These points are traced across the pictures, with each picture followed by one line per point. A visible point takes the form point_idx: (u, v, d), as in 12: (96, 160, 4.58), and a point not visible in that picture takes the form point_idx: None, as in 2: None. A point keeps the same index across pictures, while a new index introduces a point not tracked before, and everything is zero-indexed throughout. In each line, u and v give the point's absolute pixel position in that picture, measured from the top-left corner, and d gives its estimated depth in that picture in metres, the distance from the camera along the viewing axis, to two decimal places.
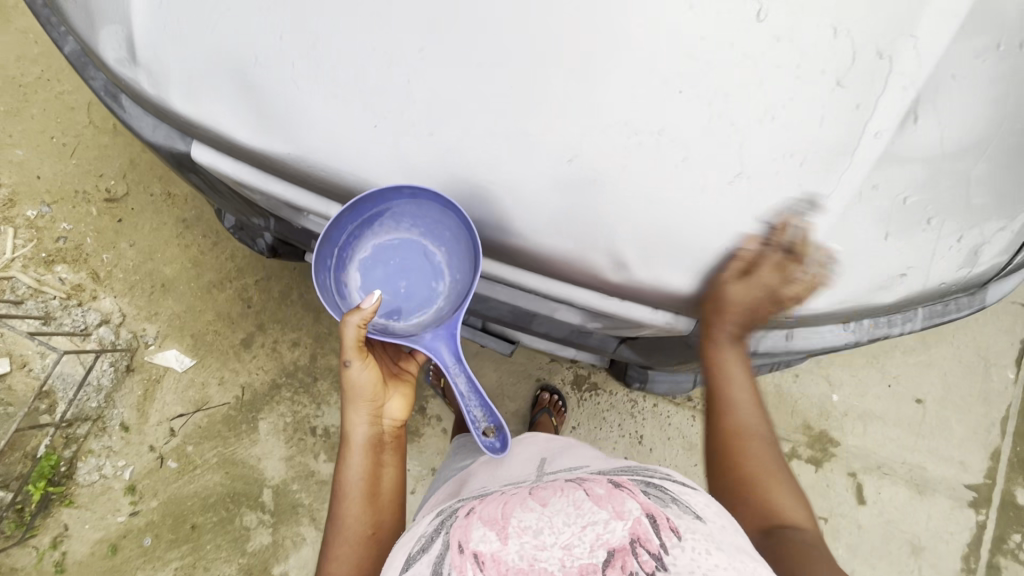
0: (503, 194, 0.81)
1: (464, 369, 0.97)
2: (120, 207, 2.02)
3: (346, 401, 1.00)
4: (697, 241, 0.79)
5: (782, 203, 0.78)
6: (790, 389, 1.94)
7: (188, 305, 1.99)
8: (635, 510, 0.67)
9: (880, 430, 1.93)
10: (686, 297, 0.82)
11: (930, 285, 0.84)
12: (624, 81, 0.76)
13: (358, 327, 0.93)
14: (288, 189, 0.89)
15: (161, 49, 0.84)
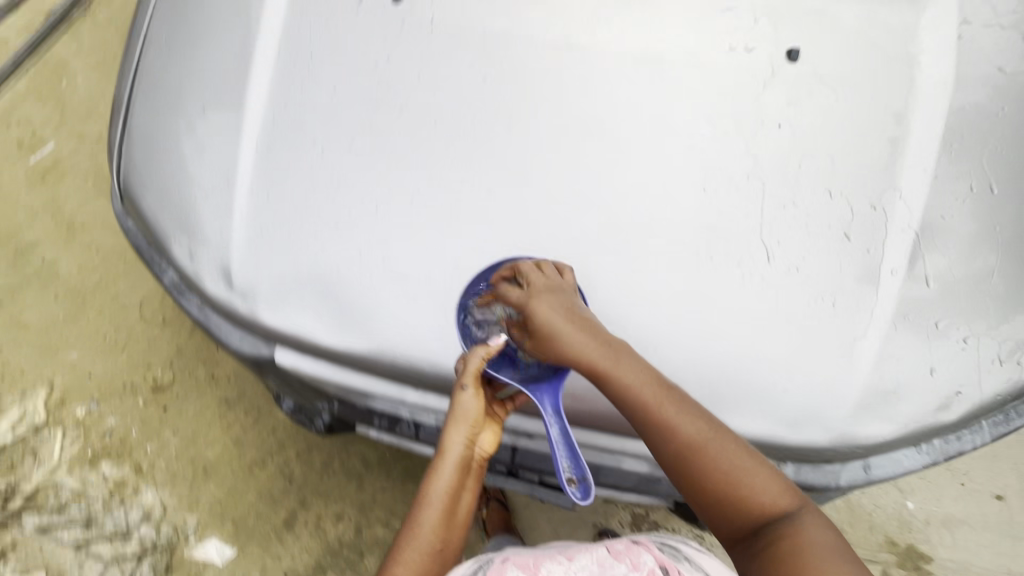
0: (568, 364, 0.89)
1: (562, 421, 0.89)
2: (166, 394, 2.08)
3: (450, 420, 0.93)
4: (755, 385, 0.86)
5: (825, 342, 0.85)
6: (862, 501, 1.83)
7: (230, 487, 1.96)
8: (649, 562, 0.92)
9: (969, 537, 1.80)
10: (756, 437, 0.86)
11: (987, 398, 0.88)
12: (660, 256, 0.88)
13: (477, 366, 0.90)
14: (368, 379, 0.96)
15: (255, 274, 0.96)
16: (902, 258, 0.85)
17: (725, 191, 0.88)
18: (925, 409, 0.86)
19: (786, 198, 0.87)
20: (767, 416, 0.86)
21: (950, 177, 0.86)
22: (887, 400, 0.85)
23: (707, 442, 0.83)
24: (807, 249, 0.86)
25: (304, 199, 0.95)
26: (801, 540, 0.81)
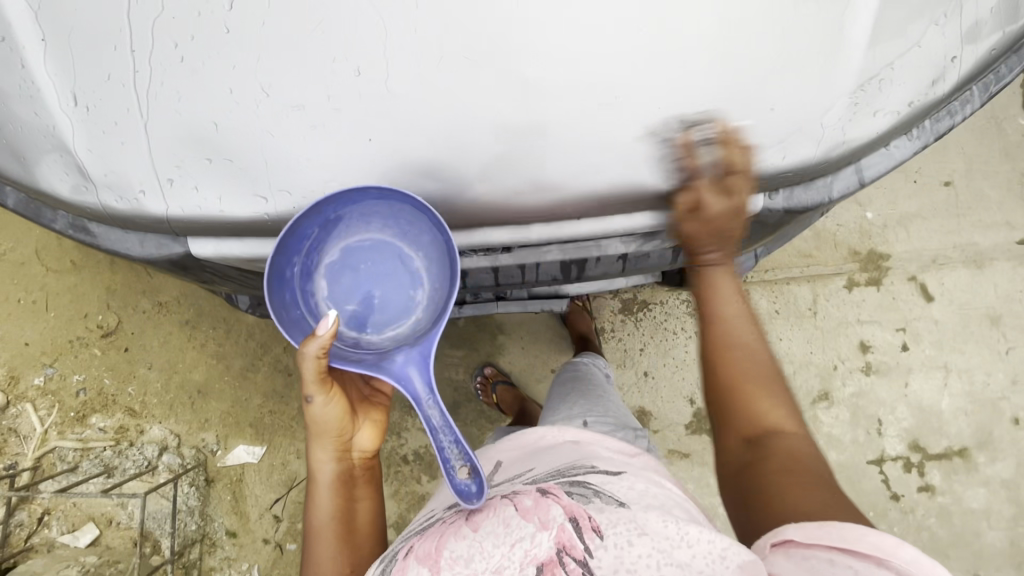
0: (535, 153, 0.75)
1: (436, 401, 0.95)
2: (120, 336, 1.94)
3: (311, 437, 1.02)
4: (752, 130, 0.76)
5: (808, 44, 0.73)
6: (826, 225, 2.02)
7: (233, 399, 1.96)
8: (560, 517, 0.76)
9: (923, 227, 2.02)
10: (750, 175, 0.79)
11: (982, 54, 0.80)
12: None
13: (319, 351, 0.95)
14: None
15: (111, 156, 0.75)
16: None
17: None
18: (929, 78, 0.78)
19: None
20: (745, 162, 0.78)
21: None
22: (879, 86, 0.76)
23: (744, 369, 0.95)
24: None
25: (127, 38, 0.70)
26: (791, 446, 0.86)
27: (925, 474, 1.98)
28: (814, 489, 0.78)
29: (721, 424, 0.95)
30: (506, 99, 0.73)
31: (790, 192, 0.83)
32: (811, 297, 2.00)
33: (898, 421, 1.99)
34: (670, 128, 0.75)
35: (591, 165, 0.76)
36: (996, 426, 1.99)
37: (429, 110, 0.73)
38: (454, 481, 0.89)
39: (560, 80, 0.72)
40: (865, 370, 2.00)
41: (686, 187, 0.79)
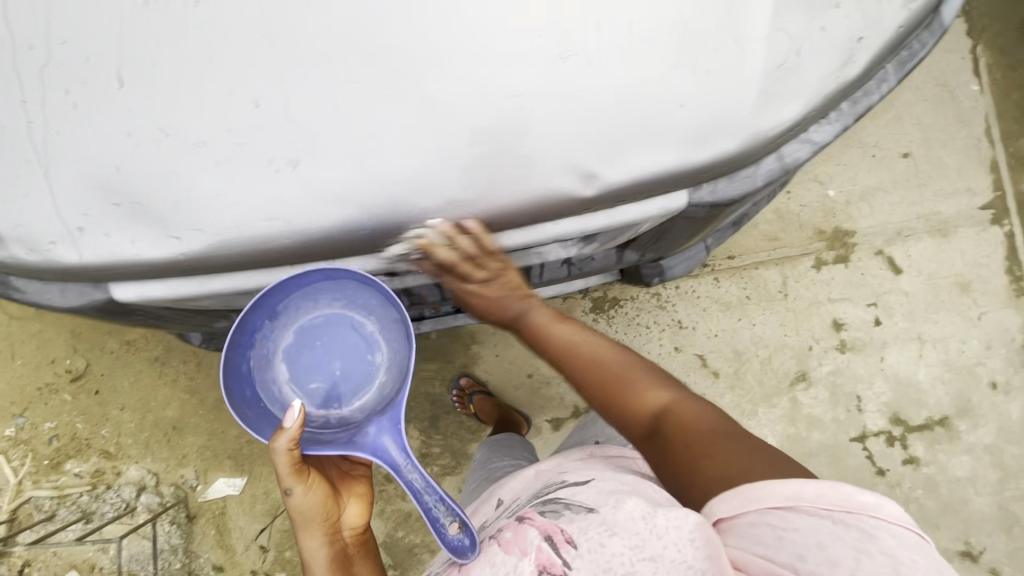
0: (446, 172, 0.74)
1: (415, 463, 0.99)
2: (89, 379, 1.92)
3: (296, 530, 1.02)
4: (663, 129, 0.75)
5: (712, 36, 0.72)
6: (789, 206, 2.02)
7: (209, 432, 1.93)
8: (535, 540, 0.79)
9: (885, 201, 2.02)
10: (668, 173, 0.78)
11: (890, 33, 0.79)
12: None
13: (289, 444, 0.97)
14: (237, 279, 0.82)
15: (17, 209, 0.74)
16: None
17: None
18: (839, 61, 0.77)
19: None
20: (662, 160, 0.77)
21: None
22: (785, 75, 0.75)
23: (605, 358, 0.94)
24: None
25: (17, 89, 0.70)
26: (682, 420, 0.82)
27: (908, 447, 1.99)
28: (727, 459, 0.74)
29: (622, 412, 0.88)
30: (412, 121, 0.71)
31: (715, 186, 0.82)
32: (781, 280, 2.00)
33: (877, 396, 1.99)
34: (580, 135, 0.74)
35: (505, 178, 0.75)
36: (974, 393, 2.00)
37: (335, 136, 0.71)
38: (445, 540, 0.91)
39: (463, 97, 0.71)
40: (840, 348, 2.00)
41: (605, 191, 0.78)
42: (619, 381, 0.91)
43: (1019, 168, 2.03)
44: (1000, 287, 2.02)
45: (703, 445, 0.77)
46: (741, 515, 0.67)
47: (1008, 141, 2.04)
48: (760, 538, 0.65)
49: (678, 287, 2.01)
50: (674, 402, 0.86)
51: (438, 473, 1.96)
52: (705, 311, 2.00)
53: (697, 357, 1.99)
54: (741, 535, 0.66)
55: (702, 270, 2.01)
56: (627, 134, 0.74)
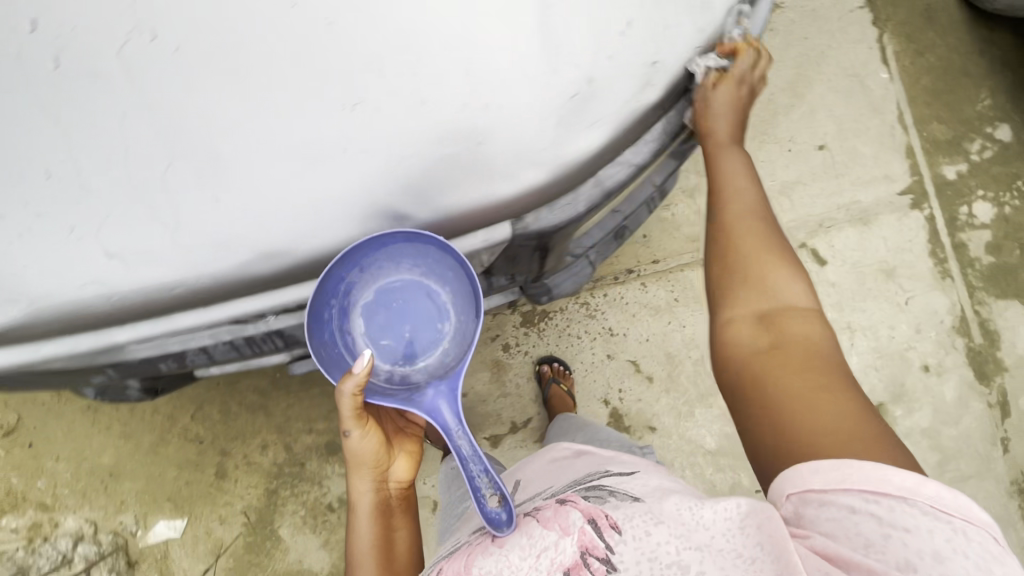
0: (255, 228, 0.75)
1: (465, 431, 0.98)
2: (22, 432, 1.91)
3: (349, 469, 1.05)
4: (467, 168, 0.76)
5: (499, 73, 0.72)
6: None
7: (147, 476, 1.93)
8: (578, 521, 0.80)
9: (805, 194, 2.04)
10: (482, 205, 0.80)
11: (682, 58, 0.82)
12: (257, 29, 0.67)
13: (355, 389, 0.99)
14: (72, 343, 0.82)
15: None
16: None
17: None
18: (636, 86, 0.79)
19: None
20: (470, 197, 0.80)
21: None
22: (583, 108, 0.76)
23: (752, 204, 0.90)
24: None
25: None
26: (809, 335, 0.81)
27: None
28: (840, 402, 0.74)
29: (724, 307, 0.87)
30: (209, 182, 0.71)
31: (539, 215, 0.82)
32: None
33: None
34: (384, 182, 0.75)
35: (315, 226, 0.77)
36: (907, 377, 2.01)
37: (134, 203, 0.71)
38: (484, 512, 0.89)
39: (256, 158, 0.71)
40: None
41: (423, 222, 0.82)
42: (758, 250, 0.87)
43: (934, 152, 2.06)
44: (925, 270, 2.03)
45: (781, 422, 0.76)
46: (842, 492, 0.67)
47: (921, 126, 2.06)
48: (844, 522, 0.66)
49: (606, 294, 2.02)
50: (796, 303, 0.84)
51: None
52: (634, 317, 2.01)
53: (630, 363, 2.00)
54: (822, 511, 0.68)
55: (629, 276, 2.02)
56: (431, 177, 0.76)
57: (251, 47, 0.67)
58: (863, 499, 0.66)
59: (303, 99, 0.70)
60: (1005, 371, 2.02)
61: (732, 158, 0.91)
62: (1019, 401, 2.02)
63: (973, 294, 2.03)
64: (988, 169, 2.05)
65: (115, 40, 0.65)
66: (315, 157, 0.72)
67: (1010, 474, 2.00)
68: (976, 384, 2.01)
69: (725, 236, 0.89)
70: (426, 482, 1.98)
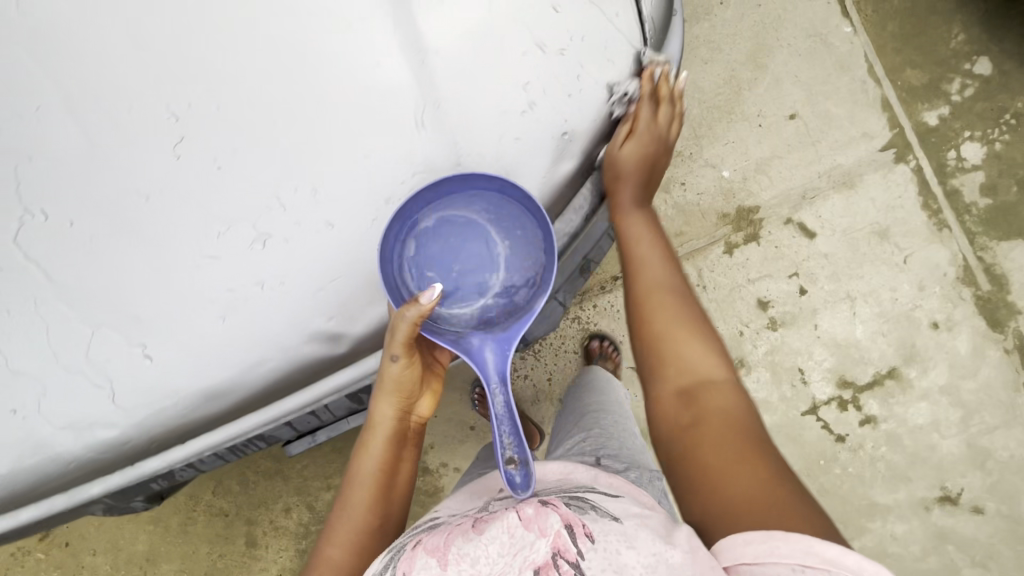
0: (216, 373, 0.82)
1: (507, 390, 0.85)
2: (57, 533, 1.98)
3: (376, 389, 0.86)
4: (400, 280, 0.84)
5: (396, 183, 0.82)
6: (687, 198, 1.97)
7: (181, 556, 1.98)
8: (557, 524, 0.73)
9: (783, 167, 1.96)
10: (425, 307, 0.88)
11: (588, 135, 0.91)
12: (191, 212, 0.77)
13: (416, 320, 0.79)
14: (48, 505, 0.85)
15: None
16: (418, 43, 0.81)
17: (202, 71, 0.77)
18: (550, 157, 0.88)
19: (254, 56, 0.77)
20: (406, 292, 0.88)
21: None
22: None
23: (660, 282, 0.99)
24: (327, 118, 0.78)
25: None
26: (722, 409, 0.89)
27: (863, 407, 1.95)
28: (752, 464, 0.81)
29: (654, 385, 0.95)
30: (168, 345, 0.80)
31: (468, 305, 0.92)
32: (696, 274, 1.96)
33: (820, 364, 1.96)
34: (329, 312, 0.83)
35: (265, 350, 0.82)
36: (917, 337, 1.95)
37: (96, 373, 0.80)
38: (503, 473, 0.81)
39: (208, 315, 0.80)
40: (770, 326, 1.96)
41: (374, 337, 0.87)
42: (668, 339, 0.95)
43: (912, 100, 1.96)
44: (920, 225, 1.95)
45: (705, 458, 0.84)
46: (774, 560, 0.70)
47: (894, 75, 1.97)
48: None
49: (596, 305, 1.99)
50: (713, 378, 0.92)
51: None
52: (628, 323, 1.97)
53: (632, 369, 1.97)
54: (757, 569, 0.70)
55: (616, 283, 1.98)
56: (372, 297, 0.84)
57: (189, 228, 0.77)
58: (790, 559, 0.69)
59: (228, 241, 0.78)
60: (1019, 314, 1.95)
61: (637, 224, 1.01)
62: None
63: (975, 240, 1.95)
64: (972, 108, 1.96)
65: (50, 237, 0.76)
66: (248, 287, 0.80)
67: None
68: (989, 332, 1.95)
69: (656, 330, 0.97)
70: None
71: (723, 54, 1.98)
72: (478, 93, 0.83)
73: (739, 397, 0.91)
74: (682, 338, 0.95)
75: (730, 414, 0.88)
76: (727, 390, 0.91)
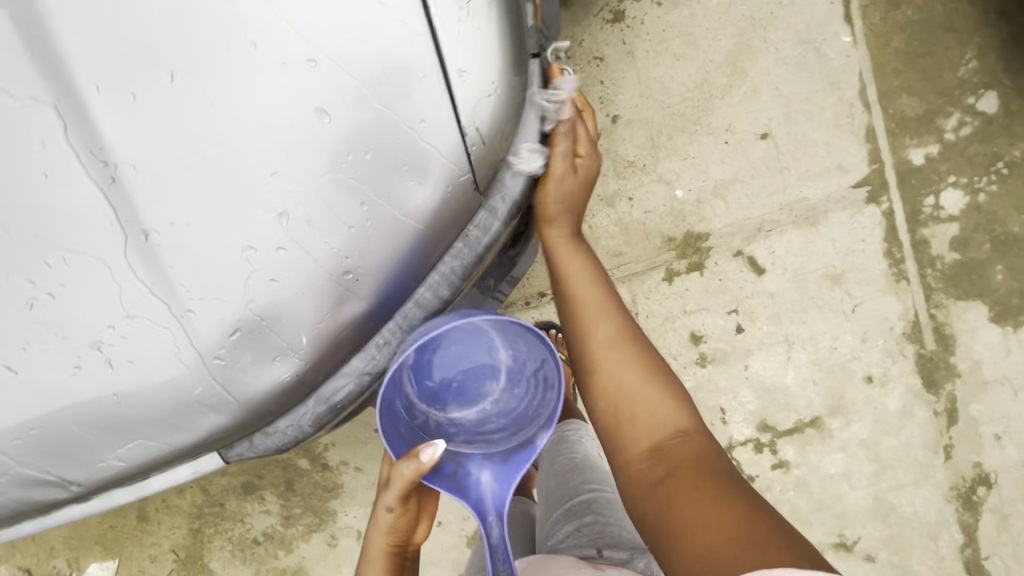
0: (17, 488, 0.88)
1: (501, 525, 1.05)
2: None
3: (372, 529, 1.22)
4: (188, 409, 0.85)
5: (106, 327, 0.76)
6: (632, 215, 1.78)
7: (71, 523, 1.95)
8: None
9: (743, 193, 1.76)
10: (226, 428, 0.90)
11: (391, 257, 0.87)
12: None
13: (408, 477, 1.05)
14: None
15: None
16: (115, 147, 0.69)
17: None
18: (322, 304, 0.84)
19: None
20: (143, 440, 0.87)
21: (105, 124, 0.68)
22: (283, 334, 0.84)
23: (617, 339, 1.16)
24: (45, 267, 0.72)
25: None
26: (683, 451, 1.02)
27: (778, 451, 1.90)
28: (723, 507, 0.88)
29: (623, 450, 1.08)
30: None
31: (250, 443, 0.93)
32: (630, 299, 1.81)
33: (743, 405, 1.88)
34: (119, 442, 0.86)
35: (16, 481, 0.87)
36: (848, 389, 1.86)
37: None
38: None
39: None
40: (699, 362, 1.85)
41: (182, 452, 0.91)
42: (630, 399, 1.10)
43: (899, 134, 1.74)
44: (877, 274, 1.80)
45: (671, 502, 0.94)
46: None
47: (887, 101, 1.73)
48: None
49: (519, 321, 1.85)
50: (676, 425, 1.06)
51: (307, 528, 1.97)
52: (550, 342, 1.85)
53: None
54: None
55: (543, 300, 1.84)
56: (160, 427, 0.86)
57: None
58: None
59: None
60: (957, 376, 1.86)
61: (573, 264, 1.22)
62: (969, 407, 1.87)
63: (930, 296, 1.81)
64: (963, 150, 1.74)
65: None
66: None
67: (950, 480, 1.91)
68: (922, 392, 1.87)
69: (614, 393, 1.12)
70: (348, 514, 1.96)
71: (701, 53, 1.73)
72: (208, 215, 0.74)
73: (698, 441, 1.04)
74: (644, 401, 1.09)
75: (691, 458, 1.00)
76: (682, 436, 1.05)
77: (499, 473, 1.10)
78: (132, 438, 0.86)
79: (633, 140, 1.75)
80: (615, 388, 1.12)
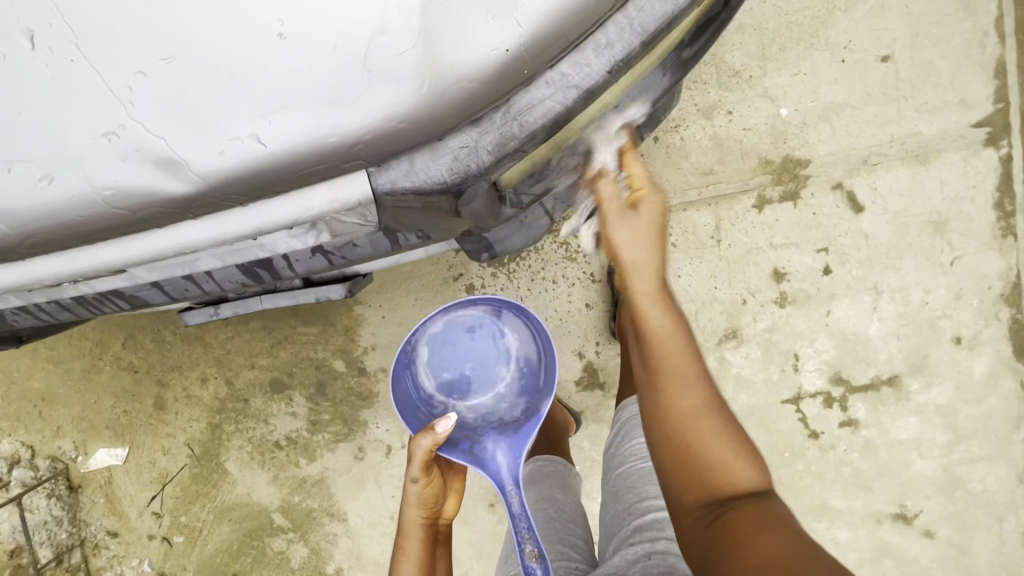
0: (152, 147, 0.73)
1: (520, 490, 1.01)
2: None
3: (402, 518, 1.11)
4: (381, 65, 0.70)
5: None
6: (728, 130, 1.64)
7: (82, 403, 1.82)
8: None
9: (852, 119, 1.62)
10: (407, 112, 0.72)
11: None
12: None
13: (430, 446, 1.04)
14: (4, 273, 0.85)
15: None
16: None
17: None
18: None
19: None
20: (301, 110, 0.72)
21: None
22: None
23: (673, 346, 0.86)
24: None
25: None
26: (760, 504, 0.80)
27: (849, 408, 1.77)
28: (778, 537, 0.74)
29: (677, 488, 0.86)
30: (96, 99, 0.72)
31: (411, 167, 0.76)
32: (714, 224, 1.68)
33: (818, 354, 1.74)
34: (287, 100, 0.71)
35: (140, 150, 0.73)
36: (933, 349, 1.73)
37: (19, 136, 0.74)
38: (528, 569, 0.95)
39: (139, 72, 0.71)
40: (779, 301, 1.71)
41: (343, 145, 0.74)
42: (690, 429, 0.84)
43: None
44: (984, 226, 1.67)
45: (731, 548, 0.75)
46: None
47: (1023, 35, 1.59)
48: None
49: None
50: (742, 471, 0.83)
51: (333, 437, 1.83)
52: None
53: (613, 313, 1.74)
54: None
55: None
56: (339, 88, 0.71)
57: None
58: None
59: None
60: None
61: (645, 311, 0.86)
62: None
63: None
64: None
65: None
66: (116, 24, 0.70)
67: None
68: (1012, 361, 1.73)
69: (673, 431, 0.85)
70: (379, 426, 1.83)
71: None
72: None
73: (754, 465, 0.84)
74: (703, 430, 0.84)
75: (762, 504, 0.79)
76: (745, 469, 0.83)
77: (511, 442, 1.07)
78: (302, 99, 0.71)
79: (743, 48, 1.62)
80: (671, 423, 0.86)
